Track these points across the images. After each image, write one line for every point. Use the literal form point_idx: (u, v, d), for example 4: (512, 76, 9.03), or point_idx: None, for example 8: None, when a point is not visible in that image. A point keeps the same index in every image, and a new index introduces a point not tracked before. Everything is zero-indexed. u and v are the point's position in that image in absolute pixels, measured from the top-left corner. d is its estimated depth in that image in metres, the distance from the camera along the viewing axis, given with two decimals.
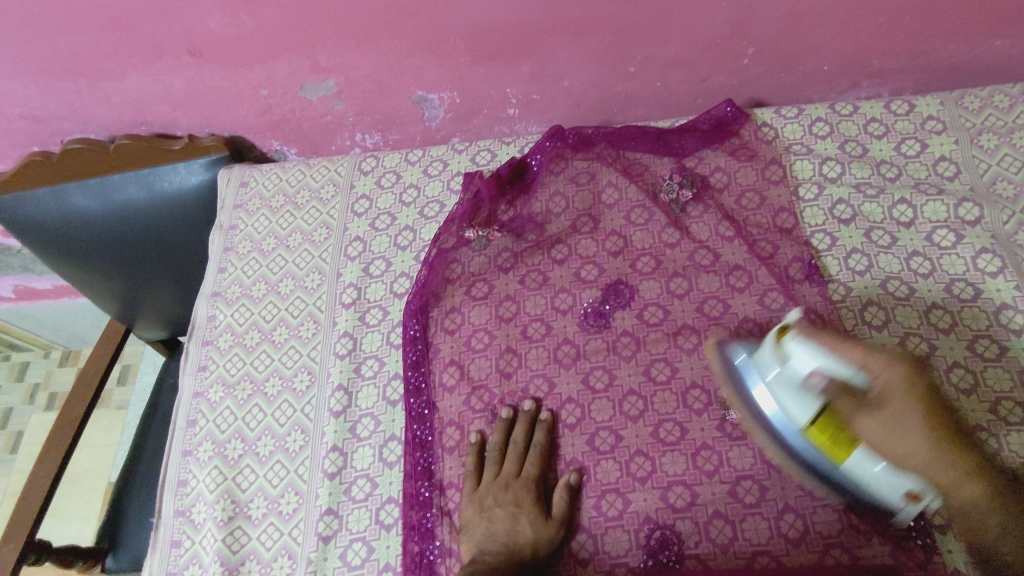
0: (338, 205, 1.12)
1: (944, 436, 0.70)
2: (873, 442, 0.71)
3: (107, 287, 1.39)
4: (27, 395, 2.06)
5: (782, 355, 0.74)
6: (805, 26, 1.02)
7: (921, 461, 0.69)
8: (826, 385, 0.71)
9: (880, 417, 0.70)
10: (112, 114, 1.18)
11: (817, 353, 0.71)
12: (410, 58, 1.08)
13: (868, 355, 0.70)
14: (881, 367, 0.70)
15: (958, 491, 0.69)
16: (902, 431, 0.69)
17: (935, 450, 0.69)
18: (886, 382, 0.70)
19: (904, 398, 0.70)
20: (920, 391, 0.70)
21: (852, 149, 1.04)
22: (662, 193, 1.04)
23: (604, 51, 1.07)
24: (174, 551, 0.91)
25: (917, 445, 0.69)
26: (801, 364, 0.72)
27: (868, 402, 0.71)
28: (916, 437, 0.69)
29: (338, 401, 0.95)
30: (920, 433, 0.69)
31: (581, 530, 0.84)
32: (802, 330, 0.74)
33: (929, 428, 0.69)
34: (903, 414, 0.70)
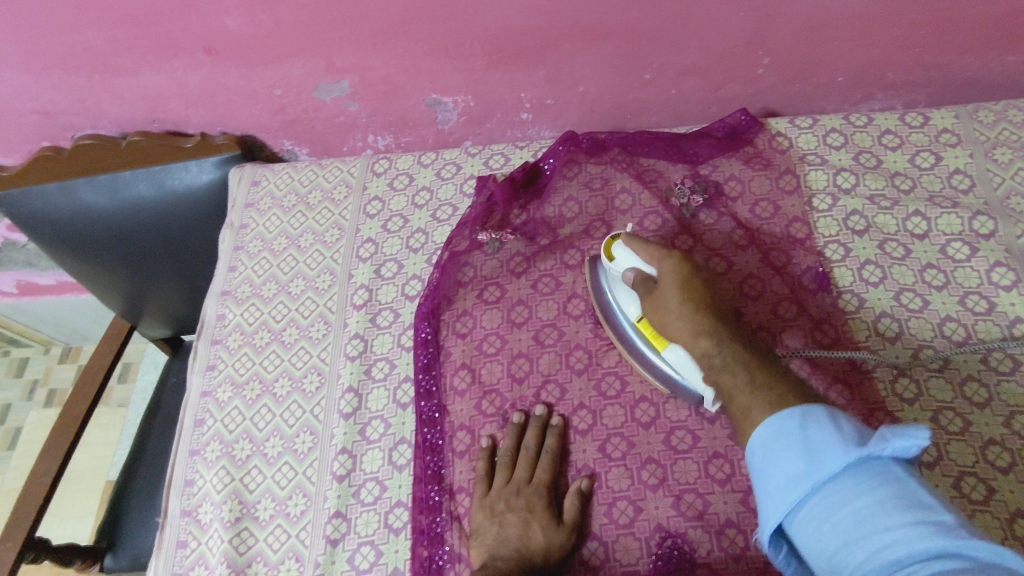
0: (350, 206, 1.12)
1: (709, 329, 0.79)
2: (657, 321, 0.84)
3: (114, 283, 1.38)
4: (26, 391, 2.05)
5: (610, 258, 0.90)
6: (821, 37, 1.03)
7: (694, 328, 0.80)
8: (643, 271, 0.87)
9: (657, 300, 0.84)
10: (123, 110, 1.18)
11: (631, 254, 0.88)
12: (425, 60, 1.08)
13: (655, 252, 0.87)
14: (659, 260, 0.86)
15: (728, 374, 0.74)
16: (668, 307, 0.83)
17: (701, 348, 0.78)
18: (665, 272, 0.85)
19: (676, 279, 0.84)
20: (688, 283, 0.83)
21: (866, 160, 1.04)
22: (674, 198, 1.04)
23: (619, 57, 1.07)
24: (180, 552, 0.90)
25: (684, 335, 0.81)
26: (626, 262, 0.89)
27: (652, 289, 0.85)
28: (684, 325, 0.81)
29: (348, 403, 0.95)
30: (681, 308, 0.81)
31: (592, 537, 0.83)
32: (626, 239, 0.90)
33: (694, 322, 0.80)
34: (670, 298, 0.83)
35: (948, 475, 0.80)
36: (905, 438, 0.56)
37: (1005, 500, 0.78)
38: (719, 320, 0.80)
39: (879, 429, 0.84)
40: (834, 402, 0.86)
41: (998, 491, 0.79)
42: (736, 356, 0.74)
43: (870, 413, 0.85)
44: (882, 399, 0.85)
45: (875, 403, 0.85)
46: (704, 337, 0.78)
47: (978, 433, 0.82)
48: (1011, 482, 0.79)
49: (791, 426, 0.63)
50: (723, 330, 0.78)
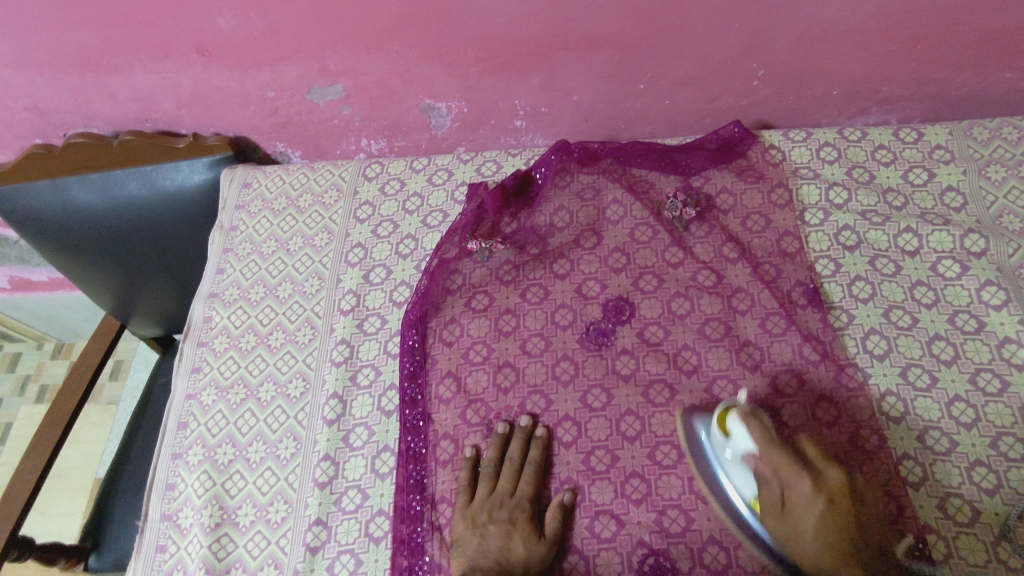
0: (340, 210, 1.12)
1: (842, 551, 0.72)
2: (777, 525, 0.76)
3: (104, 281, 1.38)
4: (17, 386, 2.04)
5: (725, 435, 0.81)
6: (816, 50, 1.02)
7: (818, 540, 0.73)
8: (765, 469, 0.76)
9: (786, 520, 0.75)
10: (116, 109, 1.17)
11: (750, 438, 0.78)
12: (419, 66, 1.07)
13: (782, 461, 0.75)
14: (789, 470, 0.75)
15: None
16: (798, 526, 0.74)
17: (833, 554, 0.72)
18: (795, 489, 0.75)
19: (816, 506, 0.73)
20: (826, 508, 0.73)
21: (859, 175, 1.03)
22: (666, 211, 1.03)
23: (614, 67, 1.06)
24: (159, 556, 0.89)
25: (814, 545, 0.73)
26: (743, 443, 0.78)
27: (781, 506, 0.76)
28: (811, 518, 0.73)
29: (332, 409, 0.94)
30: (819, 533, 0.73)
31: (573, 551, 0.83)
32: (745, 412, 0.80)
33: (827, 518, 0.73)
34: (810, 513, 0.74)
35: (933, 495, 0.80)
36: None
37: (989, 523, 0.78)
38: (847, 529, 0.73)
39: (865, 448, 0.83)
40: (821, 418, 0.85)
41: (982, 513, 0.78)
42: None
43: (856, 431, 0.84)
44: (868, 417, 0.85)
45: (862, 421, 0.85)
46: (834, 544, 0.72)
47: (965, 454, 0.81)
48: (996, 504, 0.79)
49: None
50: (852, 550, 0.72)
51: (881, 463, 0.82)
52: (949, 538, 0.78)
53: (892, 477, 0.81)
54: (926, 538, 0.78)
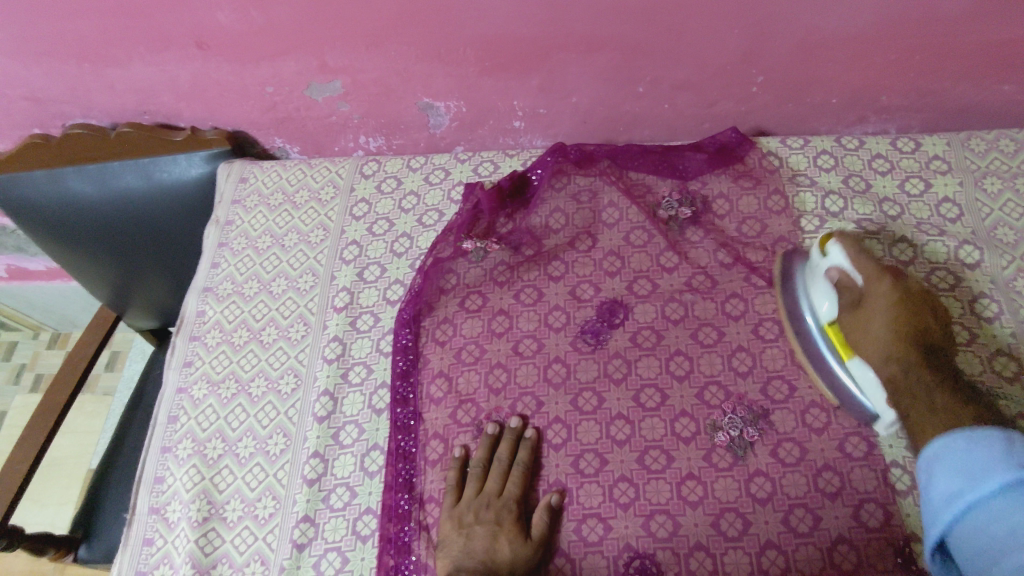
0: (336, 207, 1.11)
1: (906, 339, 0.81)
2: (852, 327, 0.85)
3: (100, 273, 1.38)
4: (12, 375, 2.04)
5: (822, 253, 0.90)
6: (816, 58, 1.02)
7: (888, 351, 0.81)
8: (854, 271, 0.87)
9: (847, 303, 0.86)
10: (114, 100, 1.17)
11: (842, 253, 0.87)
12: (418, 64, 1.07)
13: (869, 268, 0.86)
14: (876, 274, 0.85)
15: (908, 394, 0.77)
16: (869, 321, 0.84)
17: (897, 347, 0.81)
18: (879, 290, 0.85)
19: (884, 295, 0.84)
20: (901, 298, 0.84)
21: (856, 184, 1.03)
22: (661, 211, 1.04)
23: (612, 69, 1.06)
24: (145, 549, 0.89)
25: (876, 358, 0.82)
26: (837, 260, 0.87)
27: (858, 300, 0.86)
28: (880, 308, 0.84)
29: (323, 407, 0.94)
30: (888, 326, 0.82)
31: (560, 554, 0.83)
32: (843, 240, 0.89)
33: (894, 322, 0.82)
34: (881, 303, 0.84)
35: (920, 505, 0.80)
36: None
37: None
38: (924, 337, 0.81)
39: (853, 455, 0.83)
40: (810, 426, 0.86)
41: None
42: (926, 379, 0.77)
43: (845, 440, 0.84)
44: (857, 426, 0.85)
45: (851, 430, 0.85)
46: (898, 340, 0.81)
47: None
48: None
49: (956, 445, 0.68)
50: (923, 363, 0.79)
51: (869, 471, 0.82)
52: None
53: (880, 486, 0.81)
54: (912, 546, 0.78)
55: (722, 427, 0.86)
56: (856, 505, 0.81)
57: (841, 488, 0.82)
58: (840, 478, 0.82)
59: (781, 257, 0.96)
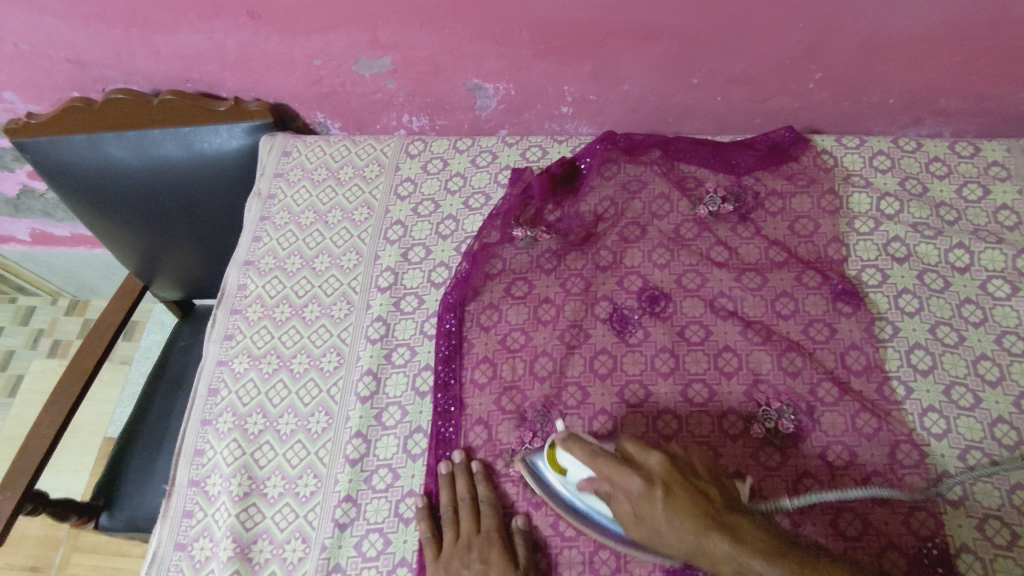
0: (381, 185, 1.10)
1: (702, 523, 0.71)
2: (644, 537, 0.74)
3: (132, 241, 1.37)
4: (30, 339, 2.04)
5: (561, 471, 0.80)
6: (879, 56, 1.00)
7: (698, 541, 0.70)
8: (605, 489, 0.76)
9: (626, 507, 0.75)
10: (158, 67, 1.15)
11: (580, 462, 0.78)
12: (471, 45, 1.05)
13: (612, 469, 0.75)
14: (620, 476, 0.75)
15: (748, 574, 0.68)
16: (651, 513, 0.73)
17: (701, 542, 0.70)
18: (639, 492, 0.74)
19: (654, 497, 0.73)
20: (666, 494, 0.73)
21: (912, 187, 1.01)
22: (703, 206, 1.02)
23: (669, 59, 1.04)
24: (185, 521, 0.89)
25: (676, 537, 0.72)
26: (577, 473, 0.79)
27: (635, 514, 0.74)
28: (652, 497, 0.73)
29: (366, 386, 0.93)
30: (673, 519, 0.71)
31: (604, 546, 0.81)
32: (568, 447, 0.79)
33: (676, 508, 0.72)
34: (657, 513, 0.73)
35: (973, 515, 0.79)
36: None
37: None
38: (690, 487, 0.74)
39: (904, 462, 0.83)
40: (861, 430, 0.85)
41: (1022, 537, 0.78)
42: (755, 541, 0.69)
43: (896, 445, 0.84)
44: (907, 431, 0.84)
45: (903, 435, 0.84)
46: (696, 532, 0.71)
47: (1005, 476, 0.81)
48: None
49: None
50: (713, 514, 0.71)
51: (920, 477, 0.82)
52: (986, 559, 0.77)
53: (930, 492, 0.81)
54: (962, 555, 0.78)
55: (757, 417, 0.86)
56: (906, 511, 0.80)
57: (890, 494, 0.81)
58: (889, 484, 0.82)
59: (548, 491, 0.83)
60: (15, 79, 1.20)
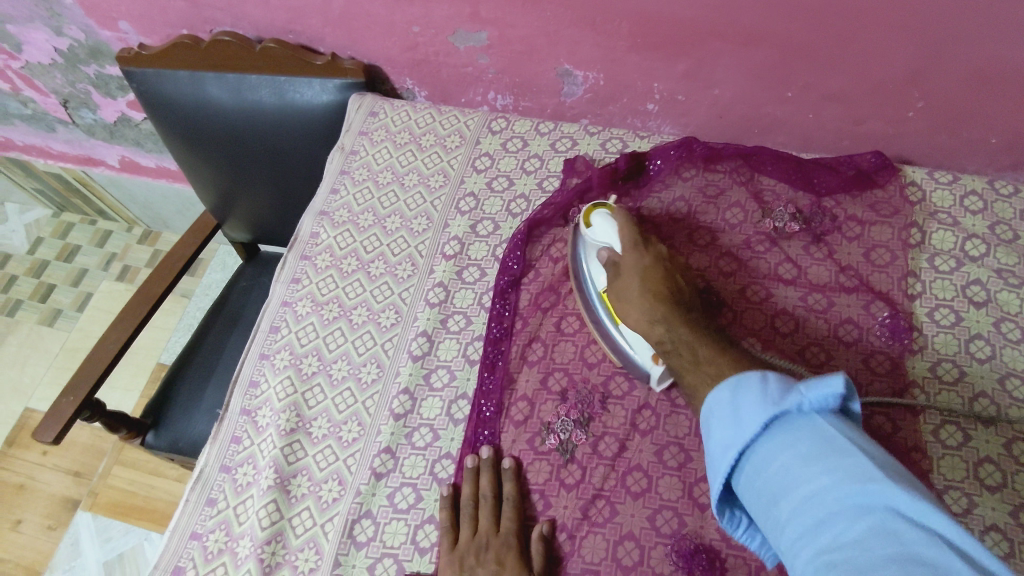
0: (459, 156, 1.12)
1: (672, 316, 0.80)
2: (617, 298, 0.86)
3: (214, 179, 1.43)
4: (104, 261, 2.15)
5: (587, 225, 0.92)
6: (988, 92, 0.96)
7: (658, 326, 0.81)
8: (614, 258, 0.88)
9: (625, 283, 0.86)
10: (265, 15, 1.20)
11: (608, 223, 0.90)
12: (568, 29, 1.06)
13: (643, 255, 0.87)
14: (632, 250, 0.87)
15: (694, 366, 0.74)
16: (629, 293, 0.84)
17: (657, 330, 0.80)
18: (631, 262, 0.87)
19: (644, 265, 0.86)
20: (653, 272, 0.86)
21: (1002, 232, 0.98)
22: (769, 219, 1.00)
23: (767, 68, 1.03)
24: (233, 446, 0.93)
25: (641, 308, 0.82)
26: (602, 233, 0.90)
27: (618, 282, 0.86)
28: (638, 277, 0.85)
29: (419, 346, 0.96)
30: (643, 295, 0.83)
31: (630, 539, 0.81)
32: (611, 211, 0.92)
33: (650, 288, 0.83)
34: (634, 288, 0.84)
35: None
36: (820, 389, 0.57)
37: None
38: (672, 287, 0.84)
39: (953, 509, 0.80)
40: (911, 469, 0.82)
41: None
42: (699, 355, 0.74)
43: (944, 490, 0.81)
44: (959, 478, 0.82)
45: (953, 482, 0.82)
46: (665, 318, 0.80)
47: None
48: None
49: (724, 395, 0.64)
50: (688, 315, 0.81)
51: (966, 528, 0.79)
52: None
53: None
54: None
55: None
56: None
57: None
58: None
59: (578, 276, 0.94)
60: (133, 10, 1.27)
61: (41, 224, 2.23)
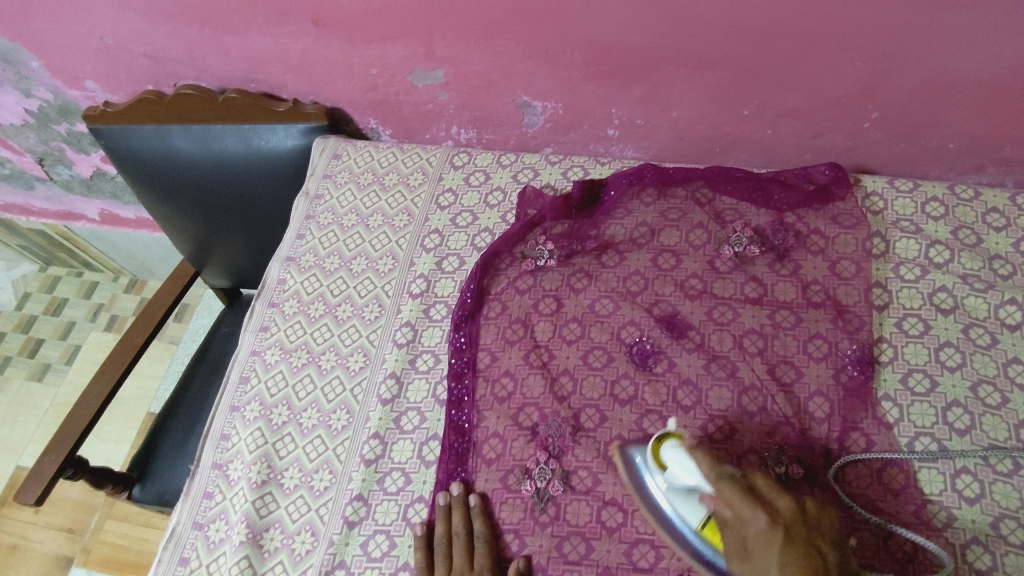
0: (423, 194, 1.13)
1: None
2: (732, 548, 0.70)
3: (188, 228, 1.44)
4: (91, 312, 2.15)
5: (660, 466, 0.78)
6: (942, 99, 0.97)
7: None
8: (713, 496, 0.72)
9: (750, 563, 0.68)
10: (225, 66, 1.21)
11: (690, 470, 0.74)
12: (523, 63, 1.07)
13: (733, 498, 0.70)
14: (741, 502, 0.70)
15: None
16: (757, 562, 0.68)
17: None
18: (755, 532, 0.69)
19: (776, 546, 0.67)
20: (785, 549, 0.67)
21: (966, 237, 0.98)
22: (728, 245, 0.99)
23: (721, 89, 1.03)
24: (206, 502, 0.93)
25: None
26: (676, 475, 0.75)
27: (738, 541, 0.70)
28: (763, 525, 0.69)
29: (388, 389, 0.95)
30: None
31: (607, 574, 0.80)
32: (688, 447, 0.76)
33: (789, 558, 0.66)
34: (773, 556, 0.67)
35: None
36: None
37: None
38: (801, 543, 0.68)
39: (932, 523, 0.79)
40: (887, 485, 0.82)
41: None
42: None
43: (922, 504, 0.80)
44: (935, 490, 0.81)
45: (930, 496, 0.81)
46: None
47: None
48: None
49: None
50: None
51: (945, 542, 0.78)
52: None
53: (956, 559, 0.77)
54: None
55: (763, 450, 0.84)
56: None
57: (913, 556, 0.77)
58: (913, 545, 0.78)
59: (636, 484, 0.82)
60: (97, 69, 1.28)
61: (28, 279, 2.24)
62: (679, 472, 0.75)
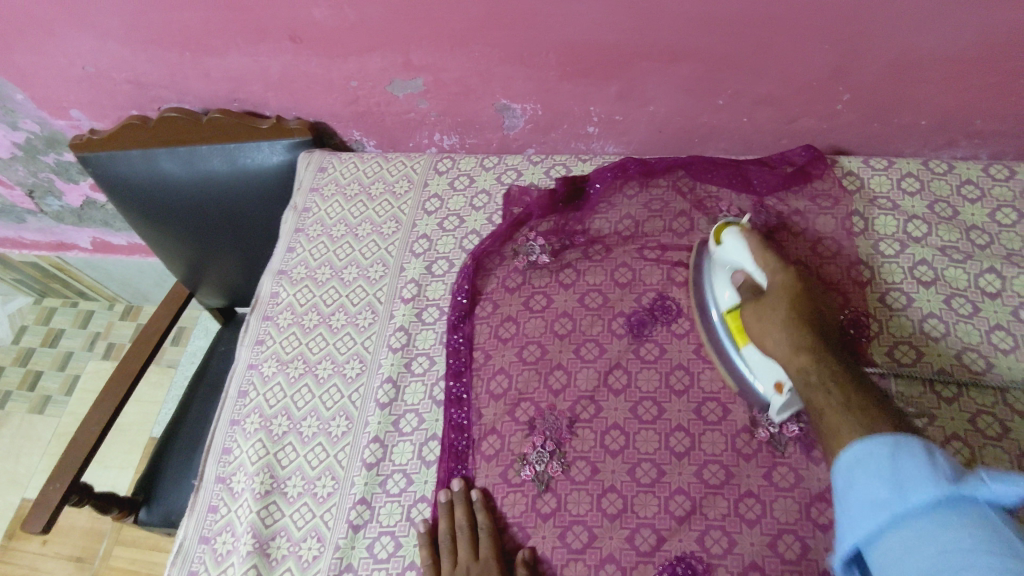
0: (409, 201, 1.14)
1: (805, 325, 0.80)
2: (755, 326, 0.84)
3: (180, 250, 1.45)
4: (88, 341, 2.16)
5: (717, 242, 0.92)
6: (910, 77, 0.99)
7: (796, 342, 0.79)
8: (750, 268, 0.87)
9: (762, 308, 0.84)
10: (207, 87, 1.23)
11: (739, 243, 0.89)
12: (499, 67, 1.09)
13: (772, 264, 0.86)
14: (772, 269, 0.86)
15: (818, 387, 0.73)
16: (772, 323, 0.82)
17: (797, 340, 0.79)
18: (774, 285, 0.85)
19: (784, 292, 0.83)
20: (794, 293, 0.83)
21: (942, 210, 1.00)
22: (719, 228, 1.01)
23: (694, 80, 1.06)
24: (211, 516, 0.94)
25: (778, 326, 0.81)
26: (731, 251, 0.89)
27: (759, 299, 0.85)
28: (780, 292, 0.84)
29: (386, 393, 0.96)
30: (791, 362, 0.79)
31: (611, 561, 0.81)
32: (742, 229, 0.91)
33: (795, 310, 0.81)
34: (778, 304, 0.83)
35: None
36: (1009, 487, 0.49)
37: None
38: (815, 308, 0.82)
39: None
40: None
41: None
42: (824, 372, 0.74)
43: None
44: None
45: None
46: (807, 343, 0.78)
47: None
48: None
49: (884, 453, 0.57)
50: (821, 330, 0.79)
51: None
52: None
53: None
54: None
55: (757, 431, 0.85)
56: None
57: None
58: None
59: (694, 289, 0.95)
60: (81, 98, 1.30)
61: (23, 312, 2.24)
62: (722, 278, 0.91)
